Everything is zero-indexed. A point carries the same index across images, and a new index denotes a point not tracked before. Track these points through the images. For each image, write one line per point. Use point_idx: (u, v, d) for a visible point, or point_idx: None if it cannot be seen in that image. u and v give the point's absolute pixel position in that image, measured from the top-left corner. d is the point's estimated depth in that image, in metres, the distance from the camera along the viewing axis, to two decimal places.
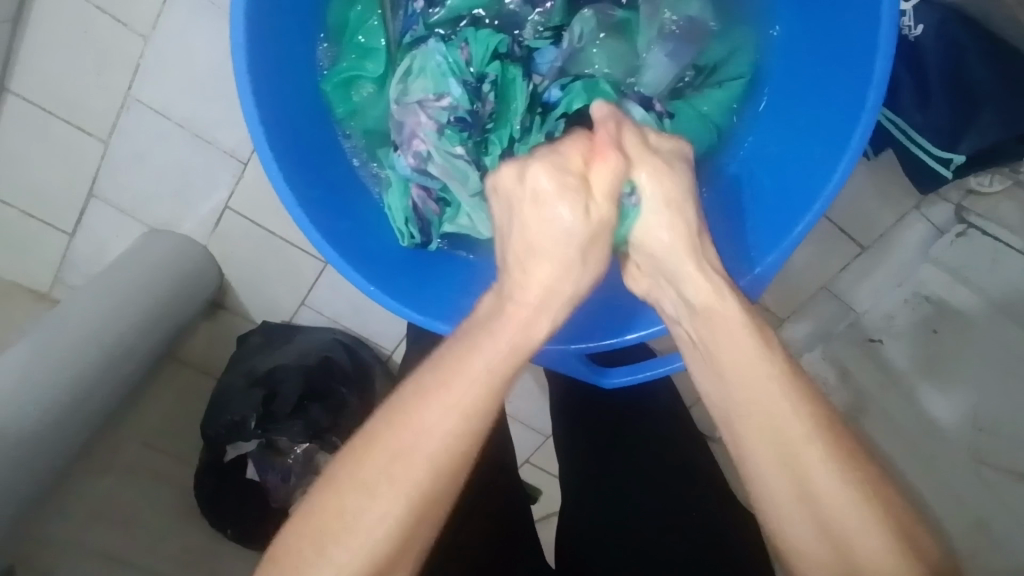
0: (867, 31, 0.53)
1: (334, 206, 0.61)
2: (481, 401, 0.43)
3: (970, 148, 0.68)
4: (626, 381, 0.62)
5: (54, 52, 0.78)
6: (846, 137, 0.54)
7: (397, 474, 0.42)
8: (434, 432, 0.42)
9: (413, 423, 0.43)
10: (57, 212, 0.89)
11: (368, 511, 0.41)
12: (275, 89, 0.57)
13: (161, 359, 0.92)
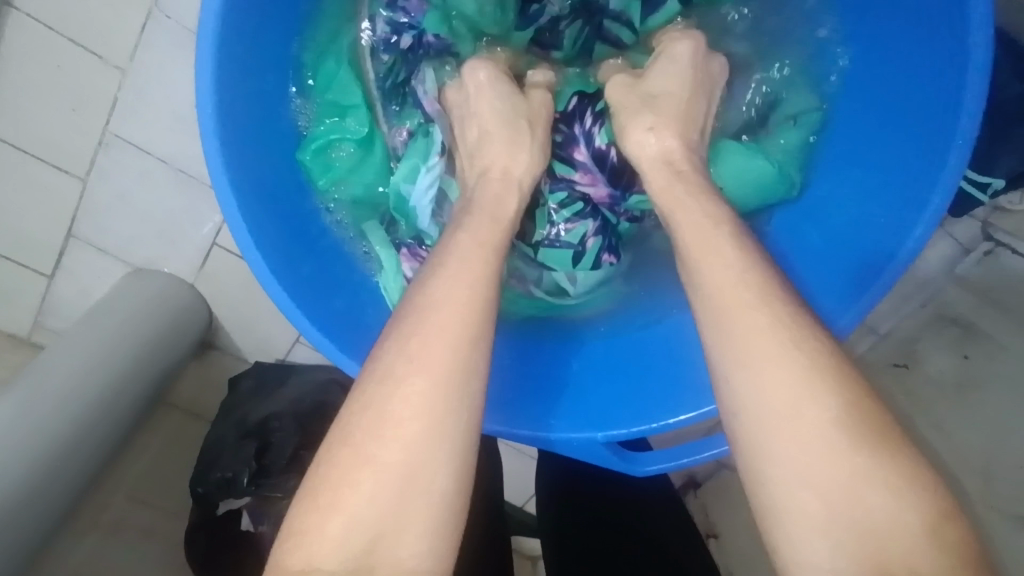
0: (950, 84, 0.50)
1: (323, 283, 0.57)
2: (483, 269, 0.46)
3: (1008, 172, 0.65)
4: (659, 467, 0.56)
5: (24, 88, 0.73)
6: (929, 184, 0.51)
7: (428, 336, 0.41)
8: (453, 292, 0.44)
9: (434, 287, 0.44)
10: (33, 254, 0.84)
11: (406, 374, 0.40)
12: (251, 164, 0.54)
13: (151, 406, 0.87)
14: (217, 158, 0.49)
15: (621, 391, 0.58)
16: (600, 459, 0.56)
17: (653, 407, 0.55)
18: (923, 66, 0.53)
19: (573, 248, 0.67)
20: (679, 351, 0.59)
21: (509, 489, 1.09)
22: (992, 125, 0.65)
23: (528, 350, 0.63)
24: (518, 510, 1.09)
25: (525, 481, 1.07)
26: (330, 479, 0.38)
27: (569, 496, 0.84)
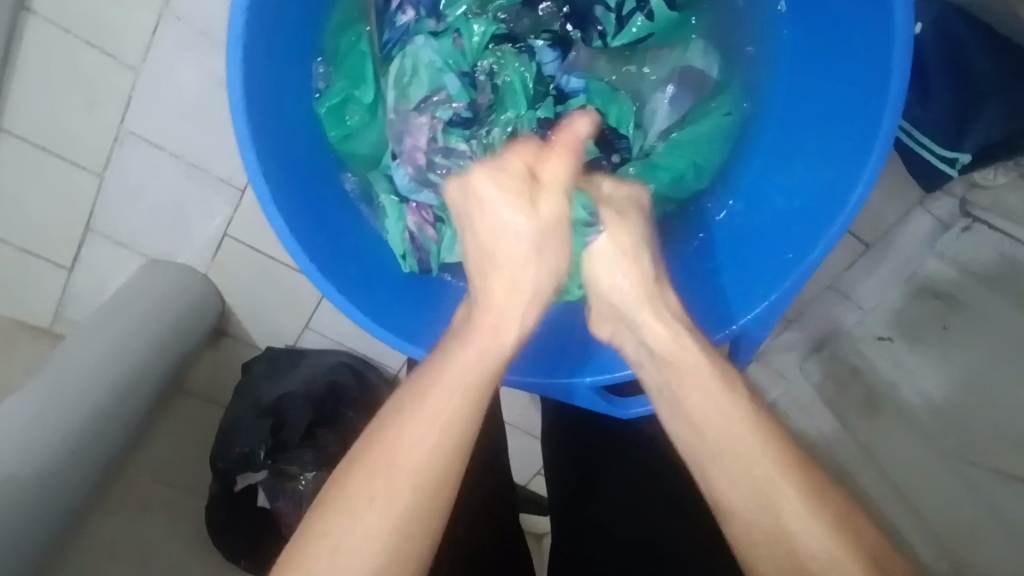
0: (870, 86, 0.52)
1: (339, 249, 0.57)
2: (466, 392, 0.46)
3: (975, 146, 0.67)
4: (644, 411, 0.60)
5: (44, 90, 0.77)
6: (842, 185, 0.53)
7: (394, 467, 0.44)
8: (435, 412, 0.45)
9: (421, 411, 0.45)
10: (54, 250, 0.88)
11: (378, 496, 0.43)
12: (273, 130, 0.54)
13: (168, 389, 0.91)
14: (246, 132, 0.48)
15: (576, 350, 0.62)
16: (591, 405, 0.60)
17: (592, 364, 0.60)
18: (853, 102, 0.53)
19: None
20: None
21: (515, 468, 1.13)
22: (961, 103, 0.67)
23: None
24: (523, 487, 1.14)
25: (530, 459, 1.11)
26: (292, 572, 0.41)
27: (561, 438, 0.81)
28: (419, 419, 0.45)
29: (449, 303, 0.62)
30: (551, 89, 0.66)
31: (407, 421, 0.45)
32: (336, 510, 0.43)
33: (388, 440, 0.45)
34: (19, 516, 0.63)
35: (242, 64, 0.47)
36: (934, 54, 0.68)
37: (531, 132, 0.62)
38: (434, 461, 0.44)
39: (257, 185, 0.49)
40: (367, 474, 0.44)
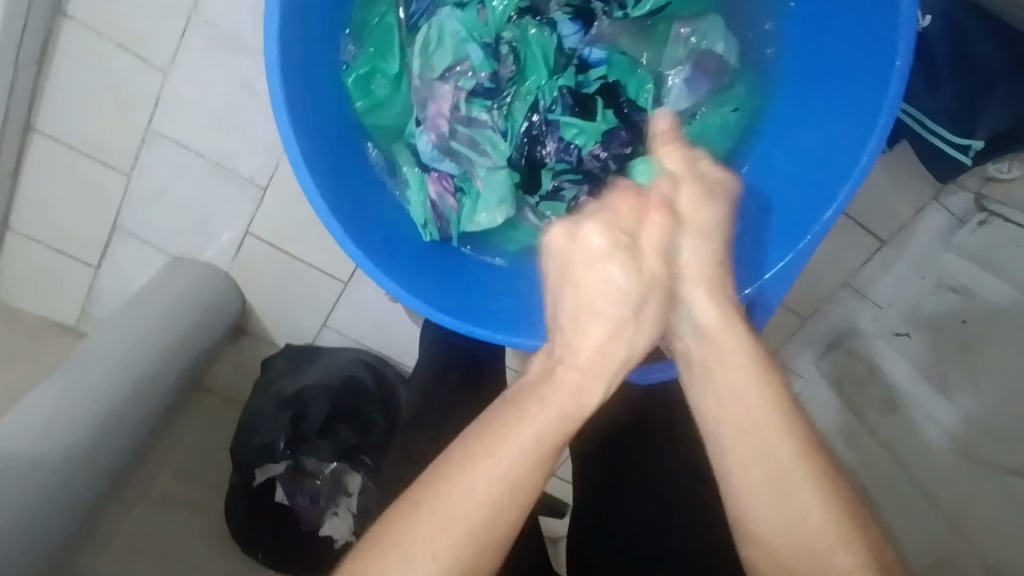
0: (878, 45, 0.52)
1: (364, 215, 0.58)
2: (531, 464, 0.44)
3: (986, 133, 0.67)
4: (663, 375, 0.60)
5: (76, 92, 0.80)
6: (855, 144, 0.54)
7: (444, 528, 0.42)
8: (499, 471, 0.43)
9: (479, 473, 0.43)
10: (83, 248, 0.91)
11: (426, 555, 0.42)
12: (303, 96, 0.54)
13: (189, 385, 0.92)
14: (280, 95, 0.50)
15: None
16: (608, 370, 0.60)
17: None
18: (861, 65, 0.54)
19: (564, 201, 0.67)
20: None
21: None
22: (972, 94, 0.67)
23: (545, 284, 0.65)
24: (539, 489, 1.13)
25: None
26: None
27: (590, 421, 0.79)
28: (483, 475, 0.43)
29: (470, 272, 0.62)
30: (574, 60, 0.67)
31: (484, 464, 0.43)
32: (385, 549, 0.42)
33: (461, 477, 0.43)
34: (47, 502, 0.65)
35: (278, 32, 0.49)
36: (943, 46, 0.68)
37: (552, 99, 0.65)
38: (491, 522, 0.43)
39: (289, 150, 0.50)
40: (435, 508, 0.43)
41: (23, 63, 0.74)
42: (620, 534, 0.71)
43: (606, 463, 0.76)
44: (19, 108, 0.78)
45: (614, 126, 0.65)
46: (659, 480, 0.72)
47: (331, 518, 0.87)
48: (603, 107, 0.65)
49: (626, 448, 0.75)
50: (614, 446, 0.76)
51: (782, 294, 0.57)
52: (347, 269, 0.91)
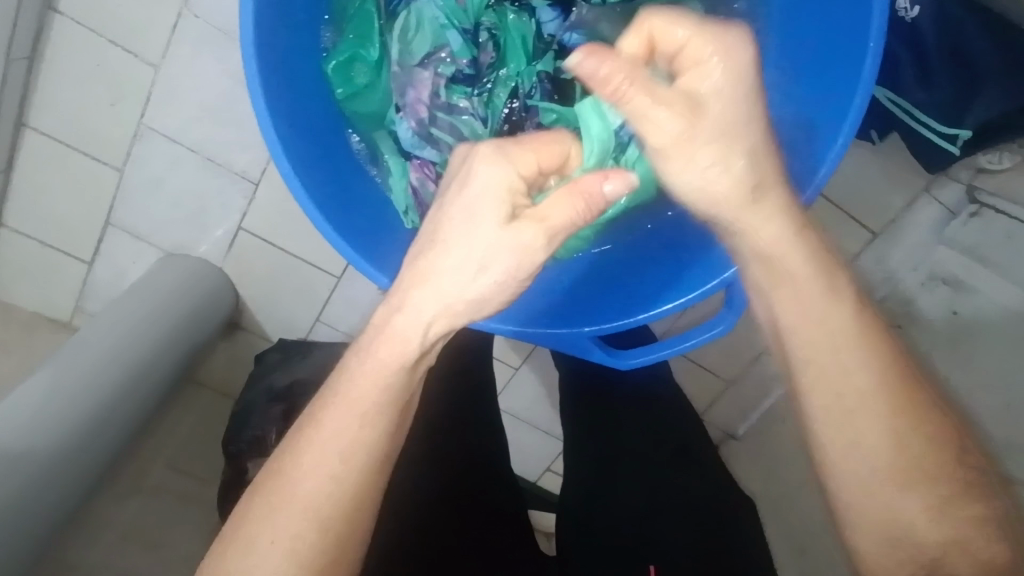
0: (855, 19, 0.52)
1: (346, 202, 0.58)
2: (362, 426, 0.47)
3: (976, 122, 0.67)
4: (644, 361, 0.58)
5: (69, 87, 0.81)
6: (831, 119, 0.53)
7: (303, 492, 0.47)
8: (342, 429, 0.47)
9: (317, 435, 0.47)
10: (76, 244, 0.91)
11: (280, 520, 0.46)
12: (282, 83, 0.55)
13: (183, 380, 0.92)
14: (258, 82, 0.50)
15: (597, 304, 0.60)
16: (589, 355, 0.59)
17: (609, 312, 0.59)
18: (840, 40, 0.54)
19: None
20: (642, 272, 0.62)
21: (524, 464, 1.13)
22: (963, 85, 0.67)
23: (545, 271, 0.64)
24: (534, 484, 1.13)
25: (540, 455, 1.11)
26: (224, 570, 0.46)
27: (591, 401, 0.81)
28: (321, 439, 0.47)
29: None
30: (553, 45, 0.68)
31: (311, 440, 0.47)
32: (257, 508, 0.47)
33: (294, 458, 0.47)
34: (40, 493, 0.65)
35: (254, 18, 0.49)
36: (934, 36, 0.68)
37: (530, 86, 0.67)
38: (342, 483, 0.47)
39: (267, 136, 0.50)
40: (285, 476, 0.47)
41: (14, 58, 0.74)
42: (621, 511, 0.70)
43: (605, 444, 0.77)
44: (11, 104, 0.79)
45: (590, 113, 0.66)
46: (665, 459, 0.74)
47: None
48: (580, 92, 0.67)
49: (626, 429, 0.77)
50: (609, 429, 0.78)
51: (761, 278, 0.54)
52: (340, 264, 0.91)
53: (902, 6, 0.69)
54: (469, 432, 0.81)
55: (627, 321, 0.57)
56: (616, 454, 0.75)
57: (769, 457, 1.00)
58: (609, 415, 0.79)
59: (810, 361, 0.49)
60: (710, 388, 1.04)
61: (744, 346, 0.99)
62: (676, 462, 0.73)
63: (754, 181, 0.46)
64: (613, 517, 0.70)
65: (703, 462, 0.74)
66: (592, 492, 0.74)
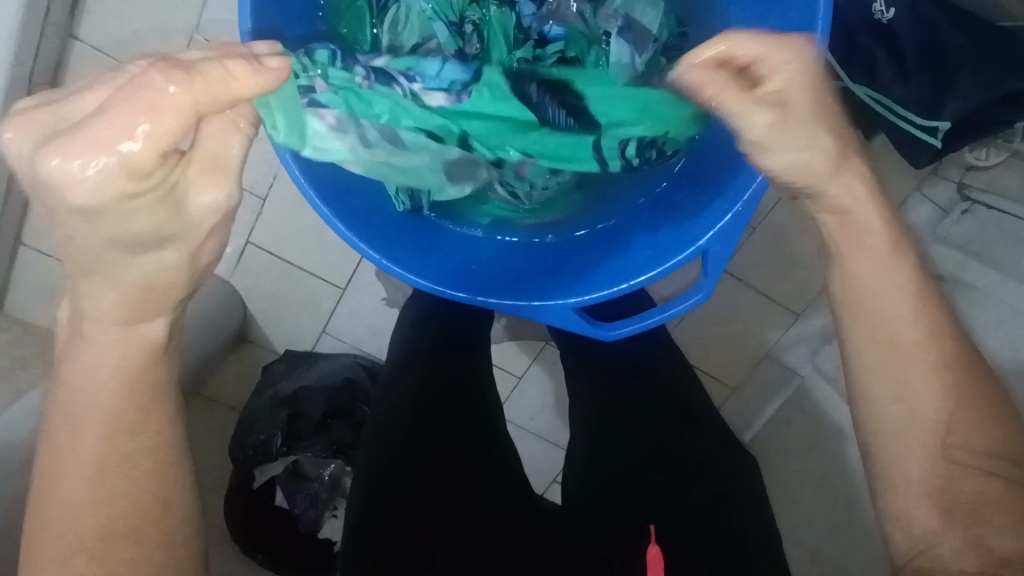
0: None
1: (341, 186, 0.59)
2: (114, 404, 0.41)
3: (954, 114, 0.69)
4: (629, 332, 0.57)
5: None
6: None
7: (106, 454, 0.41)
8: (98, 394, 0.40)
9: (82, 417, 0.40)
10: None
11: (64, 499, 0.40)
12: None
13: (191, 391, 0.94)
14: None
15: (590, 275, 0.60)
16: (574, 327, 0.58)
17: (603, 280, 0.59)
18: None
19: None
20: (634, 243, 0.63)
21: (531, 476, 1.12)
22: (939, 80, 0.70)
23: (536, 253, 0.66)
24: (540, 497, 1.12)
25: (546, 467, 1.11)
26: (46, 535, 0.40)
27: (597, 381, 0.83)
28: (97, 416, 0.41)
29: (444, 245, 0.64)
30: (534, 37, 0.67)
31: (78, 433, 0.40)
32: (49, 475, 0.40)
33: (70, 436, 0.40)
34: None
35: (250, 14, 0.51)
36: (910, 35, 0.70)
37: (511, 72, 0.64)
38: (131, 457, 0.41)
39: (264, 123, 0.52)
40: (63, 446, 0.40)
41: (36, 83, 0.79)
42: (619, 470, 0.72)
43: (610, 418, 0.78)
44: None
45: (570, 95, 0.64)
46: (668, 426, 0.75)
47: (330, 519, 0.89)
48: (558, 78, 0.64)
49: (625, 400, 0.79)
50: (611, 399, 0.80)
51: (733, 249, 0.55)
52: (344, 277, 0.94)
53: (877, 10, 0.71)
54: (466, 402, 0.79)
55: (620, 287, 0.57)
56: (619, 422, 0.77)
57: (777, 462, 0.98)
58: (610, 389, 0.81)
59: (881, 309, 0.49)
60: (717, 394, 1.05)
61: (746, 348, 1.00)
62: (676, 427, 0.75)
63: (838, 150, 0.48)
64: (617, 481, 0.71)
65: (707, 439, 0.74)
66: (597, 455, 0.75)
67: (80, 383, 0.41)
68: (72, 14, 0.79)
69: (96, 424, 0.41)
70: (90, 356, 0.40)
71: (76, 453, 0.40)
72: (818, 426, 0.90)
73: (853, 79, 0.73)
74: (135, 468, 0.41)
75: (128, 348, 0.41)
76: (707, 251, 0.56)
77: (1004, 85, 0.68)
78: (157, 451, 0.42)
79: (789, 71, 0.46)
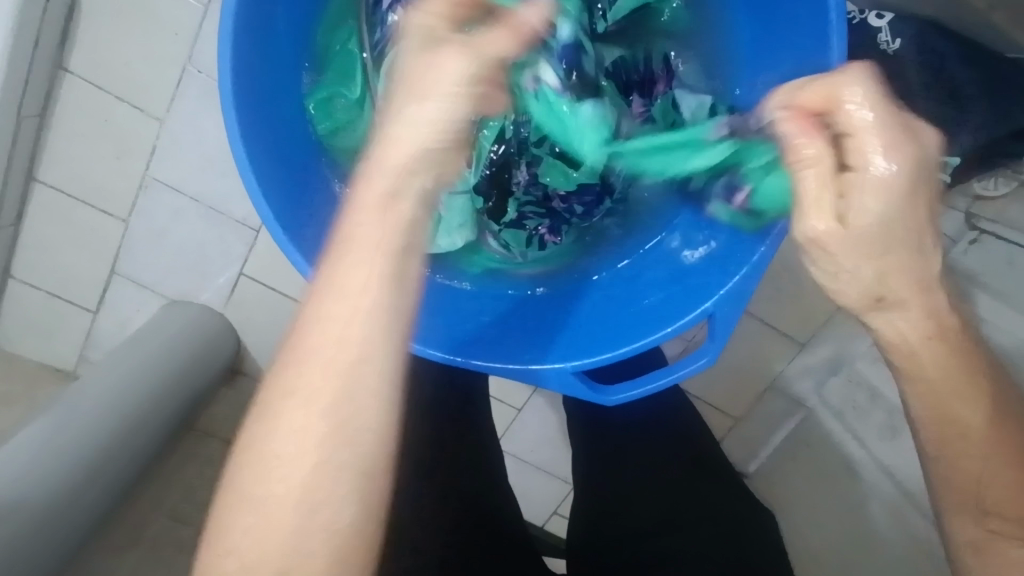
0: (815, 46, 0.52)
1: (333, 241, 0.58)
2: (342, 369, 0.41)
3: (964, 149, 0.68)
4: (633, 397, 0.55)
5: (79, 142, 0.83)
6: None
7: (286, 441, 0.41)
8: (322, 360, 0.41)
9: (295, 391, 0.41)
10: (81, 293, 0.93)
11: (269, 488, 0.40)
12: (260, 113, 0.54)
13: (184, 426, 0.92)
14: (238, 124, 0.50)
15: (579, 331, 0.59)
16: (575, 391, 0.55)
17: (614, 340, 0.56)
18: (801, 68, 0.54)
19: (525, 230, 0.68)
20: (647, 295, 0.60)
21: (531, 507, 1.10)
22: (946, 114, 0.68)
23: (522, 306, 0.64)
24: (541, 528, 1.10)
25: (546, 499, 1.08)
26: (224, 529, 0.41)
27: (604, 431, 0.79)
28: (302, 393, 0.41)
29: (436, 300, 0.62)
30: None
31: (286, 407, 0.41)
32: (234, 474, 0.41)
33: (278, 414, 0.41)
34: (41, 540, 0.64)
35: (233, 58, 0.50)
36: (915, 67, 0.69)
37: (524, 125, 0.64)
38: (331, 432, 0.41)
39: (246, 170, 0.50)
40: (269, 429, 0.41)
41: (25, 115, 0.77)
42: (631, 528, 0.70)
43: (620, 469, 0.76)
44: (21, 159, 0.81)
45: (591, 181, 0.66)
46: (679, 479, 0.74)
47: None
48: None
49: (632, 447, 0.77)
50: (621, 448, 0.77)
51: (740, 314, 0.54)
52: None
53: (883, 41, 0.70)
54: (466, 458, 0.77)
55: (630, 349, 0.54)
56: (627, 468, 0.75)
57: (782, 495, 0.96)
58: (616, 437, 0.78)
59: None
60: (719, 425, 1.02)
61: (751, 378, 0.97)
62: (688, 475, 0.74)
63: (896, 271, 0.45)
64: (628, 542, 0.69)
65: (719, 495, 0.73)
66: (609, 508, 0.74)
67: (327, 305, 0.41)
68: (61, 45, 0.77)
69: (330, 398, 0.41)
70: (328, 307, 0.41)
71: (298, 430, 0.41)
72: (826, 461, 0.87)
73: None
74: (333, 455, 0.41)
75: (355, 288, 0.41)
76: (713, 313, 0.54)
77: (1014, 120, 0.66)
78: (346, 443, 0.41)
79: (878, 175, 0.41)
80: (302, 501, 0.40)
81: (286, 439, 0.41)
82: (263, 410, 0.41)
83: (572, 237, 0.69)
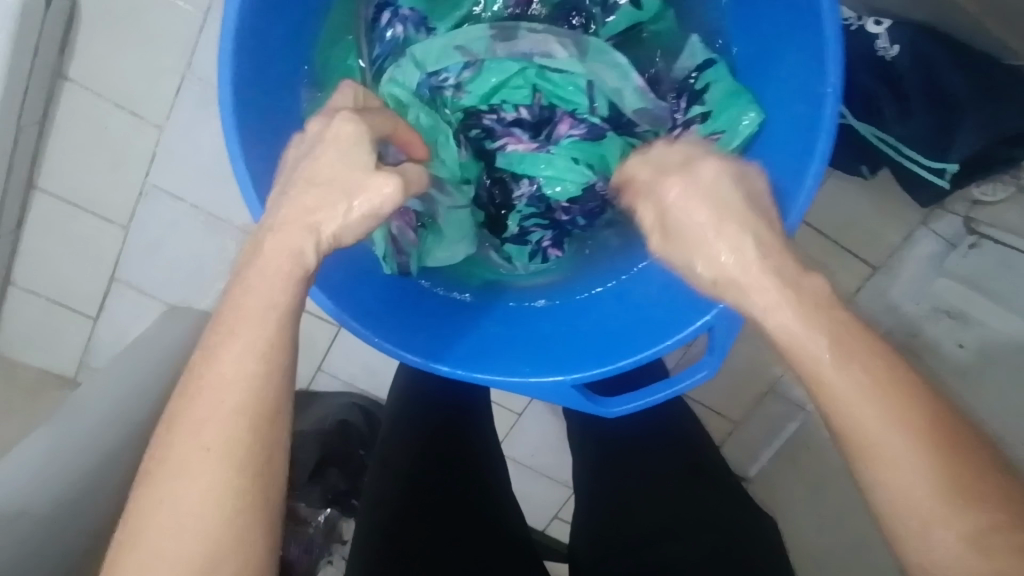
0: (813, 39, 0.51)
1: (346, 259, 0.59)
2: (261, 374, 0.42)
3: (961, 155, 0.68)
4: (633, 409, 0.56)
5: (79, 150, 0.83)
6: (809, 144, 0.51)
7: (205, 443, 0.41)
8: (238, 365, 0.42)
9: (207, 394, 0.42)
10: (81, 300, 0.93)
11: (185, 496, 0.40)
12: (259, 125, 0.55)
13: None
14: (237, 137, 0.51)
15: (551, 343, 0.60)
16: (568, 401, 0.56)
17: (609, 352, 0.56)
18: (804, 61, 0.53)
19: (528, 244, 0.70)
20: (625, 309, 0.61)
21: (532, 511, 1.10)
22: (942, 119, 0.68)
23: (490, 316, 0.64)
24: (542, 531, 1.10)
25: (547, 503, 1.08)
26: (135, 540, 0.40)
27: (602, 442, 0.81)
28: (216, 396, 0.42)
29: (433, 311, 0.62)
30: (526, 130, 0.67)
31: (200, 412, 0.42)
32: (147, 484, 0.41)
33: (194, 418, 0.42)
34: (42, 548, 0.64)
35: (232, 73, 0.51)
36: (912, 73, 0.69)
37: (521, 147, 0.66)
38: (250, 437, 0.42)
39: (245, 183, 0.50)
40: (189, 432, 0.42)
41: (25, 124, 0.77)
42: (630, 537, 0.70)
43: (619, 477, 0.76)
44: (21, 168, 0.82)
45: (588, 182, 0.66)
46: (678, 488, 0.74)
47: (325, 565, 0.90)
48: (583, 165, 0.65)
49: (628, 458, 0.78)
50: (619, 458, 0.78)
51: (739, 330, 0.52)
52: None
53: (881, 47, 0.70)
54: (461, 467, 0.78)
55: (627, 361, 0.54)
56: (625, 478, 0.76)
57: (783, 498, 0.96)
58: (615, 447, 0.80)
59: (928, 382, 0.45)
60: (719, 429, 1.02)
61: (751, 382, 0.97)
62: (686, 486, 0.74)
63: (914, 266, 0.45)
64: (625, 551, 0.70)
65: (719, 502, 0.73)
66: (608, 518, 0.74)
67: (246, 306, 0.43)
68: (60, 53, 0.77)
69: (249, 404, 0.42)
70: (243, 305, 0.44)
71: (213, 434, 0.41)
72: (826, 465, 0.87)
73: (856, 116, 0.72)
74: (253, 463, 0.42)
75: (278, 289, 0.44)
76: (712, 327, 0.52)
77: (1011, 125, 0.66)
78: (269, 448, 0.42)
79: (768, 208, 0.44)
80: (213, 509, 0.40)
81: (206, 444, 0.41)
82: (180, 413, 0.42)
83: (574, 248, 0.70)
